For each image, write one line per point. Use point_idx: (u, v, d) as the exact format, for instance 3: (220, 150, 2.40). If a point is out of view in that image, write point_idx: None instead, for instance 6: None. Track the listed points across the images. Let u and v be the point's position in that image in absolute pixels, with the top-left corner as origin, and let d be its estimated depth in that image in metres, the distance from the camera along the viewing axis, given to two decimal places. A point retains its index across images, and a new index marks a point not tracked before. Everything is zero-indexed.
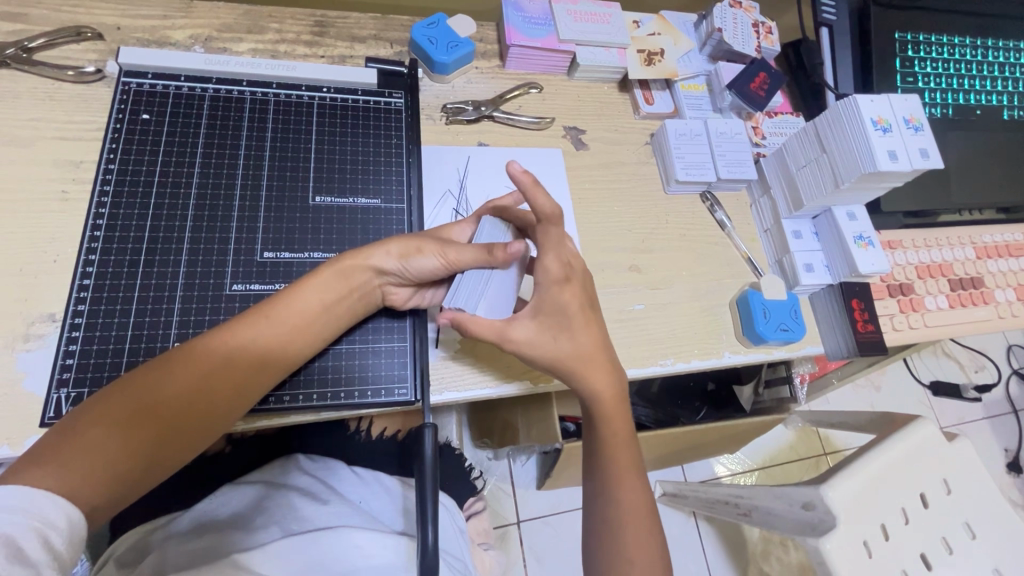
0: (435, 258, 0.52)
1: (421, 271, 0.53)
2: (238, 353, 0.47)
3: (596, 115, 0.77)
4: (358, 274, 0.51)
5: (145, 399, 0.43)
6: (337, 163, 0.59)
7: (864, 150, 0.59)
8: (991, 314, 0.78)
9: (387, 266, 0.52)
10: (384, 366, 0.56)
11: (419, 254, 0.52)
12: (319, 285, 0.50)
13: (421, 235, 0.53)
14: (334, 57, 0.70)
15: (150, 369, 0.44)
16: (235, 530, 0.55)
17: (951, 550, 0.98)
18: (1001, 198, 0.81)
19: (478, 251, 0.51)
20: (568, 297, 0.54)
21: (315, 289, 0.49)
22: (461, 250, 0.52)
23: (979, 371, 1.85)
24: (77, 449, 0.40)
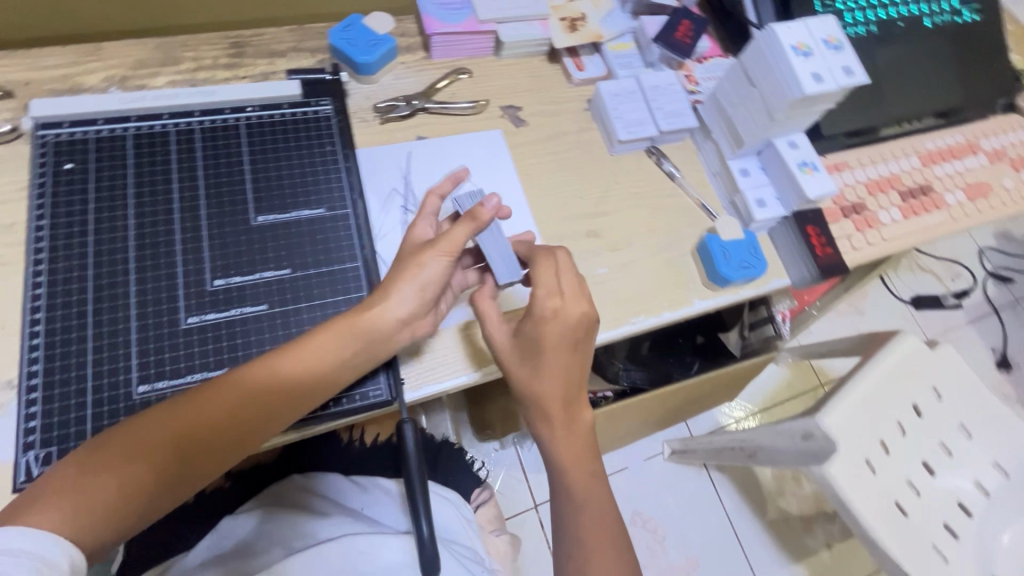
0: (441, 262, 0.52)
1: (434, 280, 0.52)
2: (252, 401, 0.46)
3: (530, 90, 0.77)
4: (379, 323, 0.50)
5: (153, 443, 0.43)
6: (275, 180, 0.58)
7: (789, 77, 0.60)
8: (944, 218, 0.80)
9: (404, 304, 0.51)
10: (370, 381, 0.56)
11: (424, 270, 0.52)
12: (337, 335, 0.49)
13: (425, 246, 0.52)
14: (255, 76, 0.69)
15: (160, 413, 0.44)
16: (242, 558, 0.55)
17: (949, 452, 1.06)
18: (934, 104, 0.83)
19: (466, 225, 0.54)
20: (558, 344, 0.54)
21: (332, 338, 0.49)
22: (450, 230, 0.53)
23: (957, 279, 1.89)
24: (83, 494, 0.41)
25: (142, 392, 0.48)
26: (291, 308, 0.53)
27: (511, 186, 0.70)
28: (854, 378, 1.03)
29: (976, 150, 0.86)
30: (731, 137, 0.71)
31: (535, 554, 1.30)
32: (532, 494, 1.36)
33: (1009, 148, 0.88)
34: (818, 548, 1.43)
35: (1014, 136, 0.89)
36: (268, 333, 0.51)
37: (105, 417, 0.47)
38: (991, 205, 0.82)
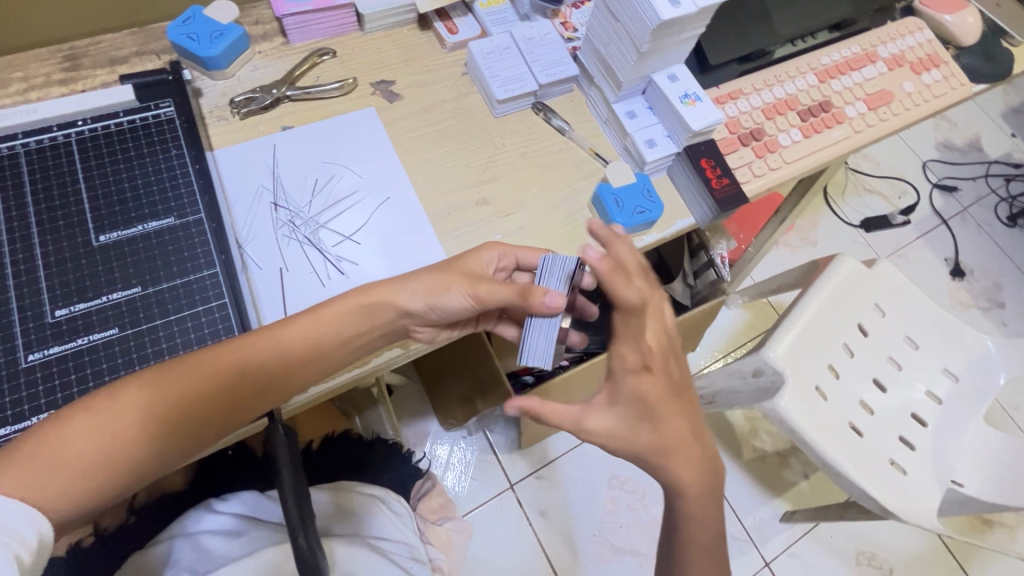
0: (463, 296, 0.53)
1: (448, 310, 0.54)
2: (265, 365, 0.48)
3: (402, 62, 0.73)
4: (377, 314, 0.53)
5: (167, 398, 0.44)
6: (117, 194, 0.54)
7: (645, 5, 0.57)
8: (848, 132, 0.78)
9: (412, 307, 0.53)
10: None
11: (446, 294, 0.53)
12: (342, 313, 0.51)
13: (445, 271, 0.54)
14: (96, 87, 0.64)
15: (178, 368, 0.45)
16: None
17: (898, 366, 1.07)
18: (823, 17, 0.81)
19: (514, 290, 0.53)
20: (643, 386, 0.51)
21: (336, 316, 0.51)
22: (495, 287, 0.53)
23: (903, 196, 1.90)
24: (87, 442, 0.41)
25: None
26: (146, 327, 0.49)
27: (390, 164, 0.66)
28: (795, 308, 1.02)
29: (874, 59, 0.84)
30: (611, 79, 0.67)
31: (517, 532, 1.30)
32: (507, 475, 1.35)
33: (908, 52, 0.86)
34: (797, 480, 1.44)
35: (912, 39, 0.87)
36: (122, 357, 0.48)
37: None
38: (894, 112, 0.81)
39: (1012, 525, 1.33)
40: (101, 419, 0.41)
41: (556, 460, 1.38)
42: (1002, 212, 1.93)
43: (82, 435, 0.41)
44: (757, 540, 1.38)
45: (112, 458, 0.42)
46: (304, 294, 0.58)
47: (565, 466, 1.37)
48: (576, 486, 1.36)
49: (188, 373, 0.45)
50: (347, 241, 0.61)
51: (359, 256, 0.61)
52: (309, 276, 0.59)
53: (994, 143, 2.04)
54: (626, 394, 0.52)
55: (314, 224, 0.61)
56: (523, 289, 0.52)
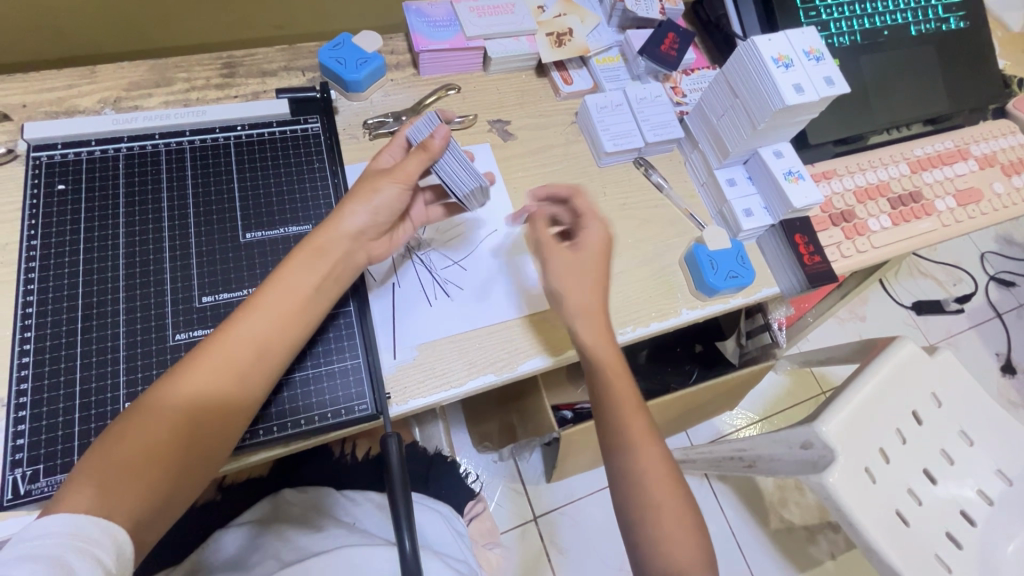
0: (396, 186, 0.55)
1: (388, 206, 0.56)
2: (262, 323, 0.50)
3: (518, 105, 0.78)
4: (334, 246, 0.54)
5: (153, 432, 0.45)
6: (263, 197, 0.59)
7: (770, 88, 0.60)
8: (936, 224, 0.79)
9: (360, 223, 0.55)
10: (340, 386, 0.56)
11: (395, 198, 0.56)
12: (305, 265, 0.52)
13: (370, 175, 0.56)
14: (247, 95, 0.70)
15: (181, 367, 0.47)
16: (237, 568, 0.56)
17: (950, 459, 1.05)
18: (922, 111, 0.84)
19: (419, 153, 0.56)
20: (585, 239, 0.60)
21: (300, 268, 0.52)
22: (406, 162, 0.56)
23: (958, 284, 1.88)
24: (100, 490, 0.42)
25: (129, 409, 0.49)
26: None
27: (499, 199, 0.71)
28: (852, 386, 1.02)
29: (966, 156, 0.86)
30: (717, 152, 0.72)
31: (535, 566, 1.30)
32: (532, 506, 1.36)
33: (999, 154, 0.88)
34: (822, 559, 1.41)
35: (1004, 141, 0.89)
36: None
37: (92, 434, 0.47)
38: (983, 211, 0.82)
39: None
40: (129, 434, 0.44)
41: (581, 498, 1.38)
42: None
43: (121, 444, 0.44)
44: None
45: (156, 451, 0.44)
46: (413, 309, 0.62)
47: (590, 507, 1.37)
48: (599, 529, 1.35)
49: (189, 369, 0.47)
50: (454, 265, 0.65)
51: (466, 280, 0.65)
52: (418, 294, 0.63)
53: None
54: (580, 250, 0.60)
55: (427, 246, 0.66)
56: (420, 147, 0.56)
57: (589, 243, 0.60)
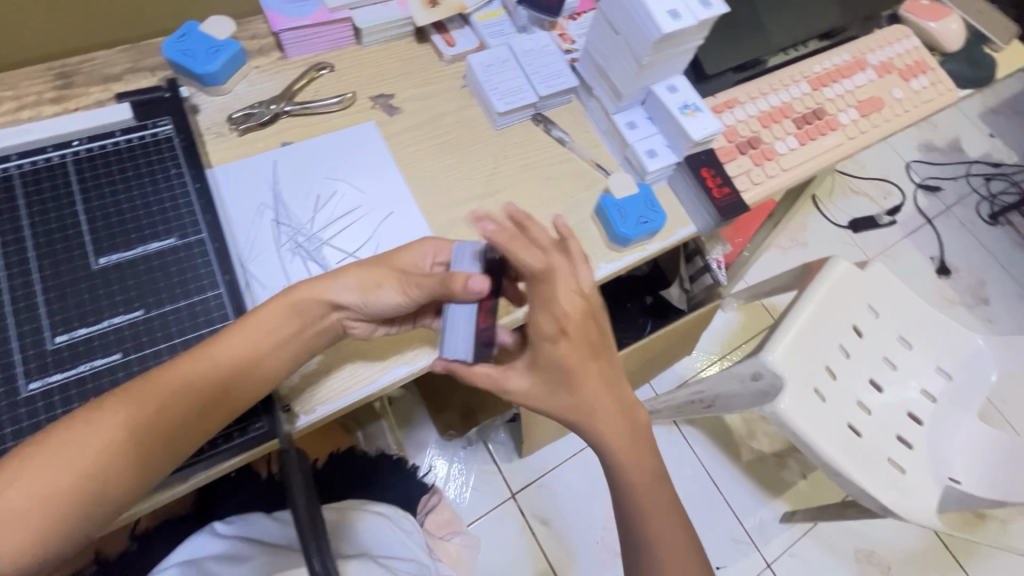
0: (395, 293, 0.52)
1: (384, 308, 0.52)
2: (227, 367, 0.47)
3: (401, 75, 0.72)
4: (312, 309, 0.51)
5: (75, 470, 0.41)
6: (115, 215, 0.53)
7: (645, 17, 0.57)
8: (841, 139, 0.79)
9: (345, 302, 0.52)
10: None
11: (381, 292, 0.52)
12: (275, 317, 0.49)
13: (378, 267, 0.53)
14: (90, 105, 0.63)
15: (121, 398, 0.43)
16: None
17: (893, 366, 1.09)
18: (814, 26, 0.82)
19: (437, 281, 0.51)
20: (560, 352, 0.51)
21: (269, 320, 0.49)
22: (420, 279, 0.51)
23: (889, 197, 1.94)
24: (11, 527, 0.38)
25: None
26: (149, 351, 0.48)
27: (392, 179, 0.66)
28: (791, 311, 1.03)
29: (864, 66, 0.85)
30: (621, 108, 0.69)
31: (519, 543, 1.29)
32: (508, 484, 1.35)
33: (896, 59, 0.88)
34: (794, 480, 1.45)
35: (899, 46, 0.89)
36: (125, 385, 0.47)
37: None
38: (885, 118, 0.83)
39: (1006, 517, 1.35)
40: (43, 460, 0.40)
41: (556, 467, 1.38)
42: (983, 211, 1.97)
43: (33, 470, 0.40)
44: (758, 542, 1.38)
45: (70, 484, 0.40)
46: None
47: (565, 474, 1.37)
48: (578, 493, 1.36)
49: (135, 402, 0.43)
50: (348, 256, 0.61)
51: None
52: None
53: (974, 144, 2.09)
54: (547, 359, 0.52)
55: (320, 241, 0.61)
56: (444, 278, 0.51)
57: (553, 355, 0.51)
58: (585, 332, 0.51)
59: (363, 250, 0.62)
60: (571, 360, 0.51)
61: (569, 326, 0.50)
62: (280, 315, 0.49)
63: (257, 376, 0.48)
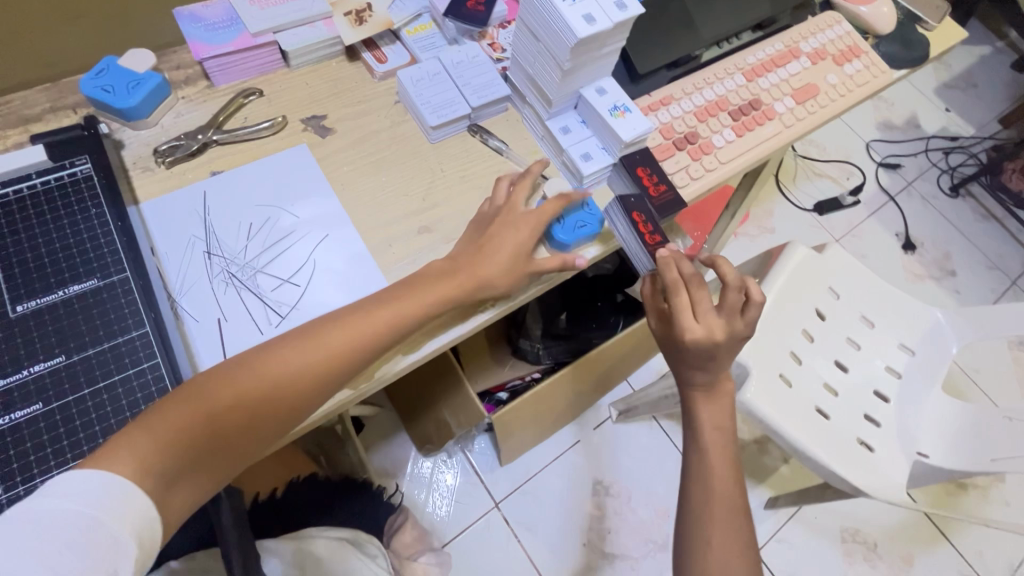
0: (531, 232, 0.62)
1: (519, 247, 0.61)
2: (367, 337, 0.53)
3: (332, 95, 0.72)
4: (456, 281, 0.58)
5: (225, 400, 0.48)
6: (35, 261, 0.52)
7: (561, 24, 0.57)
8: (778, 128, 0.80)
9: (498, 260, 0.60)
10: None
11: (502, 264, 0.60)
12: (413, 297, 0.56)
13: (515, 224, 0.62)
14: (9, 148, 0.62)
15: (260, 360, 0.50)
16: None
17: (857, 345, 1.10)
18: (744, 18, 0.83)
19: (556, 203, 0.64)
20: (679, 297, 0.63)
21: (407, 298, 0.56)
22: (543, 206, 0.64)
23: (851, 177, 1.97)
24: (164, 442, 0.44)
25: None
26: (72, 399, 0.48)
27: (326, 200, 0.65)
28: None
29: (797, 55, 0.87)
30: (556, 112, 0.69)
31: (506, 552, 1.29)
32: (491, 494, 1.34)
33: (828, 45, 0.89)
34: (777, 465, 1.46)
35: (832, 32, 0.90)
36: (48, 435, 0.47)
37: None
38: (821, 104, 0.84)
39: (985, 485, 1.37)
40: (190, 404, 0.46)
41: (539, 472, 1.37)
42: (944, 184, 2.01)
43: (178, 412, 0.45)
44: None
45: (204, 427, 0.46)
46: (245, 344, 0.56)
47: (548, 478, 1.37)
48: (562, 497, 1.35)
49: (276, 360, 0.50)
50: (283, 282, 0.60)
51: (305, 300, 0.60)
52: (249, 326, 0.57)
53: (931, 119, 2.12)
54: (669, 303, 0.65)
55: (255, 269, 0.60)
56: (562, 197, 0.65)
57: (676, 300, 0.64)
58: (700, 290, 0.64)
59: (299, 274, 0.61)
60: (681, 308, 0.63)
61: (681, 280, 0.64)
62: (416, 294, 0.56)
63: (384, 344, 0.55)
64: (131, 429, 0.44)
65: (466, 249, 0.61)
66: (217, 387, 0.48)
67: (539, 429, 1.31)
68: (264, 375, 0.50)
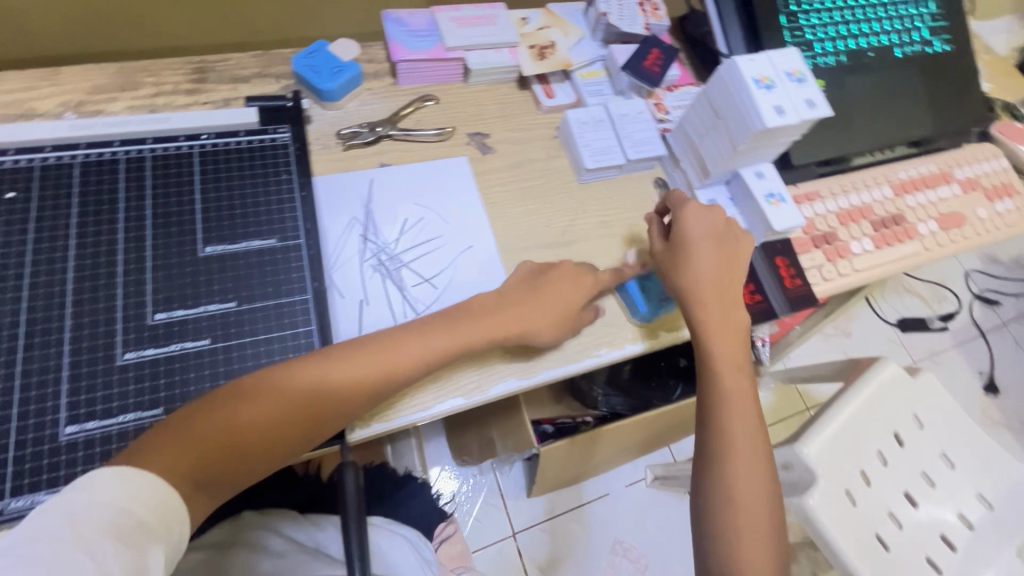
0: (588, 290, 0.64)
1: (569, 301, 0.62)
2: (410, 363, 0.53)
3: (500, 117, 0.76)
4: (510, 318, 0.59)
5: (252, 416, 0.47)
6: (225, 209, 0.57)
7: (751, 109, 0.59)
8: (917, 248, 0.79)
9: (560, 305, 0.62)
10: None
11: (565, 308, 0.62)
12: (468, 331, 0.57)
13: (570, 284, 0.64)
14: (217, 101, 0.68)
15: (298, 371, 0.50)
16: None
17: (931, 483, 1.05)
18: (906, 132, 0.83)
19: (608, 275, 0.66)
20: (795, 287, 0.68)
21: (463, 330, 0.56)
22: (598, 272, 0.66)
23: (942, 301, 1.89)
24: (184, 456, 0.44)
25: (70, 434, 0.46)
26: (235, 343, 0.51)
27: (475, 214, 0.69)
28: (834, 406, 1.01)
29: (949, 180, 0.85)
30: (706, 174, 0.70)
31: None
32: (511, 522, 1.33)
33: (983, 177, 0.87)
34: None
35: (988, 165, 0.89)
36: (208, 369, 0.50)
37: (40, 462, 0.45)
38: (964, 235, 0.82)
39: None
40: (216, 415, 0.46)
41: (561, 513, 1.36)
42: None
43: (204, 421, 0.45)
44: None
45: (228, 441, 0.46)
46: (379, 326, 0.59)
47: (570, 522, 1.35)
48: (579, 546, 1.33)
49: (310, 374, 0.50)
50: (421, 282, 0.63)
51: (437, 300, 0.63)
52: (385, 314, 0.60)
53: None
54: (796, 299, 0.68)
55: (401, 262, 0.64)
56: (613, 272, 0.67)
57: (793, 294, 0.68)
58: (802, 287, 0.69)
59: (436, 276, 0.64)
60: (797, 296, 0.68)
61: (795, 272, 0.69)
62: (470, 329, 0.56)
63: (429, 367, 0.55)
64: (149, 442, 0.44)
65: (523, 287, 0.62)
66: (241, 402, 0.47)
67: (576, 472, 1.30)
68: (290, 392, 0.49)
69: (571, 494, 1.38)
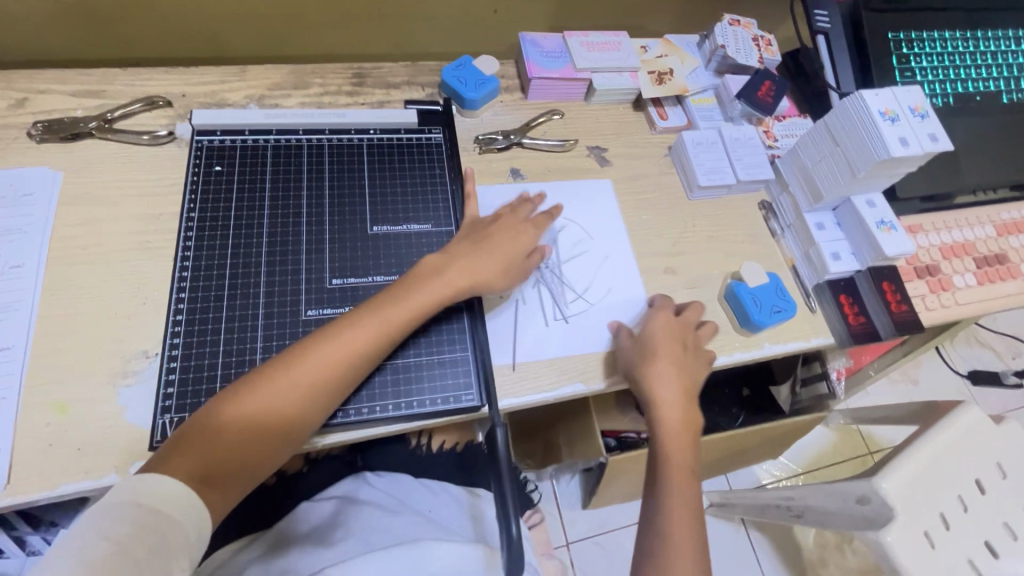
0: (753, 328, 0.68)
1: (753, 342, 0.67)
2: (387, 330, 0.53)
3: (617, 134, 0.82)
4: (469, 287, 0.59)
5: (258, 405, 0.49)
6: (389, 196, 0.65)
7: (876, 139, 0.63)
8: (1021, 288, 0.80)
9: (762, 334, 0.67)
10: (427, 391, 0.58)
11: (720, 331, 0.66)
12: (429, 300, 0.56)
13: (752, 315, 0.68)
14: (372, 103, 0.77)
15: (296, 353, 0.51)
16: (303, 546, 0.60)
17: (1015, 536, 0.98)
18: (1013, 174, 0.84)
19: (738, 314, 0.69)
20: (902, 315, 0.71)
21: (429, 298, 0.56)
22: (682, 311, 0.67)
23: (1017, 357, 1.82)
24: (211, 451, 0.47)
25: None
26: None
27: (595, 219, 0.74)
28: (917, 442, 0.97)
29: None
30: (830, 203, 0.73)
31: None
32: (564, 532, 1.34)
33: None
34: None
35: None
36: None
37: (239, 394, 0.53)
38: None
39: None
40: (231, 412, 0.49)
41: (614, 530, 1.36)
42: None
43: (222, 421, 0.48)
44: None
45: (239, 434, 0.48)
46: (545, 334, 0.64)
47: (622, 539, 1.36)
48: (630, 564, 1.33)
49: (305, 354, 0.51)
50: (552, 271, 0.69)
51: (584, 311, 0.67)
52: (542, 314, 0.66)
53: None
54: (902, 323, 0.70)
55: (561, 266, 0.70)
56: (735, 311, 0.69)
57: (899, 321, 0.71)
58: (908, 311, 0.72)
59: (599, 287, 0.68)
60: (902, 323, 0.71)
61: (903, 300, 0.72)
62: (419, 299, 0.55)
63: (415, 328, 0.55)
64: (185, 443, 0.47)
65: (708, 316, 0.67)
66: (244, 395, 0.49)
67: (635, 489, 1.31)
68: (286, 379, 0.50)
69: (625, 511, 1.39)
